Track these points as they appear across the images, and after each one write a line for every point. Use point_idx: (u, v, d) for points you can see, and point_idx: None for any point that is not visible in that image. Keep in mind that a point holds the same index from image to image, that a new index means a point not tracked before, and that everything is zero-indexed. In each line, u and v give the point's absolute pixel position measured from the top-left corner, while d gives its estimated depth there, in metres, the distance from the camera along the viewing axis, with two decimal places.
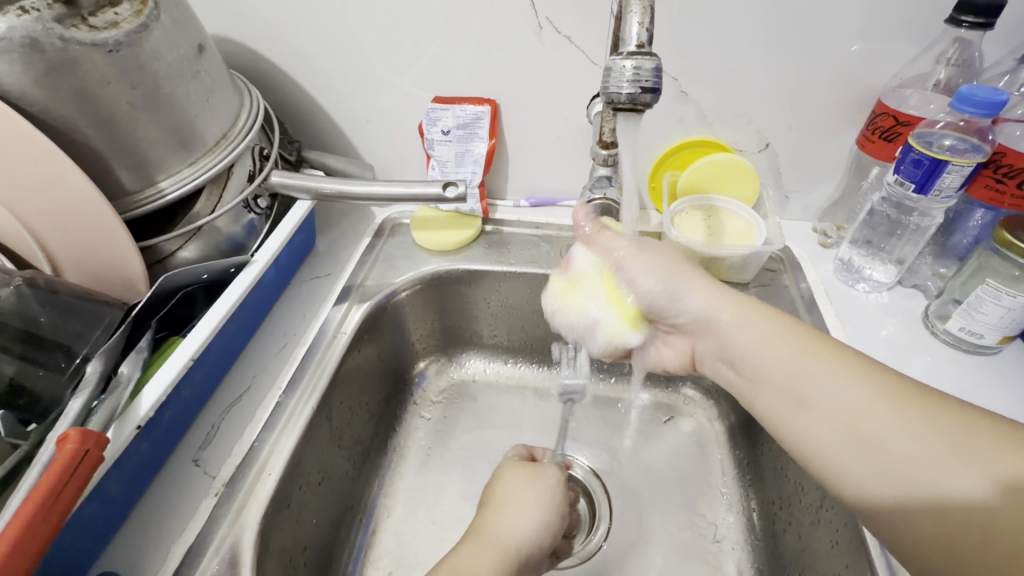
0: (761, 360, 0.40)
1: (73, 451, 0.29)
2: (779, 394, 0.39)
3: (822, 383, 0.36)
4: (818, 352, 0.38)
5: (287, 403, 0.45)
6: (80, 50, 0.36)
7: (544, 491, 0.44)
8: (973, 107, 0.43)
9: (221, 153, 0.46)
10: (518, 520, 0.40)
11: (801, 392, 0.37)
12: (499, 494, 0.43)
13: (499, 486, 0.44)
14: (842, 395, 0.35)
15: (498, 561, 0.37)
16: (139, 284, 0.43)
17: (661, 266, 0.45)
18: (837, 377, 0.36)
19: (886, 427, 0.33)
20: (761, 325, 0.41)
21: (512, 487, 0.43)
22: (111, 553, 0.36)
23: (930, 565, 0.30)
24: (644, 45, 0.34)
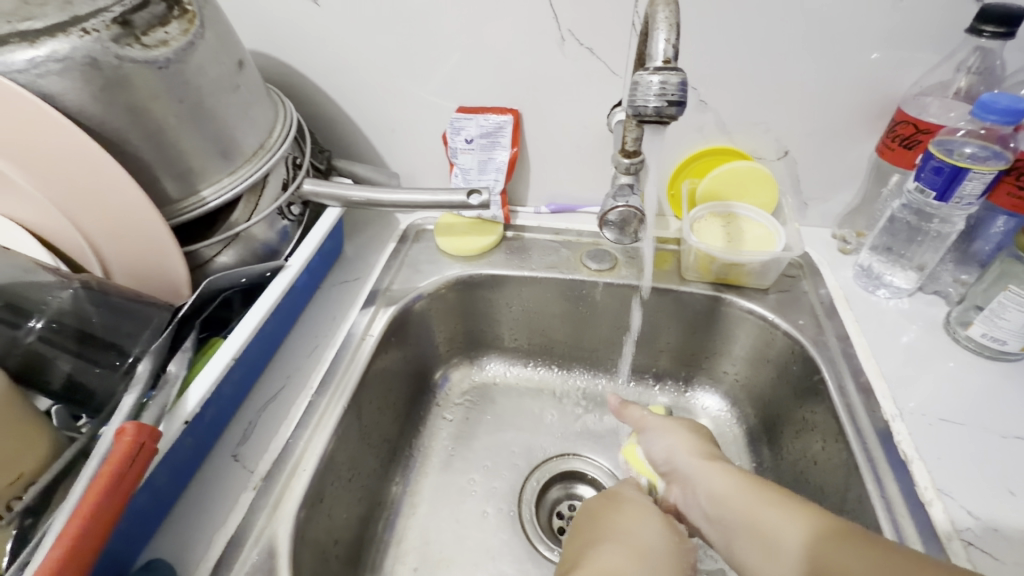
0: (719, 506, 0.39)
1: (131, 443, 0.31)
2: (734, 525, 0.37)
3: (767, 520, 0.35)
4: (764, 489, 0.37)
5: (320, 402, 0.47)
6: (134, 67, 0.38)
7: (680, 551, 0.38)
8: (995, 115, 0.43)
9: (259, 163, 0.48)
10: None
11: (751, 523, 0.36)
12: (644, 540, 0.38)
13: (634, 526, 0.39)
14: (788, 527, 0.34)
15: None
16: (182, 287, 0.45)
17: (672, 432, 0.46)
18: (780, 508, 0.35)
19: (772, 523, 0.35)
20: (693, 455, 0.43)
21: (659, 541, 0.38)
22: (158, 542, 0.38)
23: None
24: (670, 61, 0.35)
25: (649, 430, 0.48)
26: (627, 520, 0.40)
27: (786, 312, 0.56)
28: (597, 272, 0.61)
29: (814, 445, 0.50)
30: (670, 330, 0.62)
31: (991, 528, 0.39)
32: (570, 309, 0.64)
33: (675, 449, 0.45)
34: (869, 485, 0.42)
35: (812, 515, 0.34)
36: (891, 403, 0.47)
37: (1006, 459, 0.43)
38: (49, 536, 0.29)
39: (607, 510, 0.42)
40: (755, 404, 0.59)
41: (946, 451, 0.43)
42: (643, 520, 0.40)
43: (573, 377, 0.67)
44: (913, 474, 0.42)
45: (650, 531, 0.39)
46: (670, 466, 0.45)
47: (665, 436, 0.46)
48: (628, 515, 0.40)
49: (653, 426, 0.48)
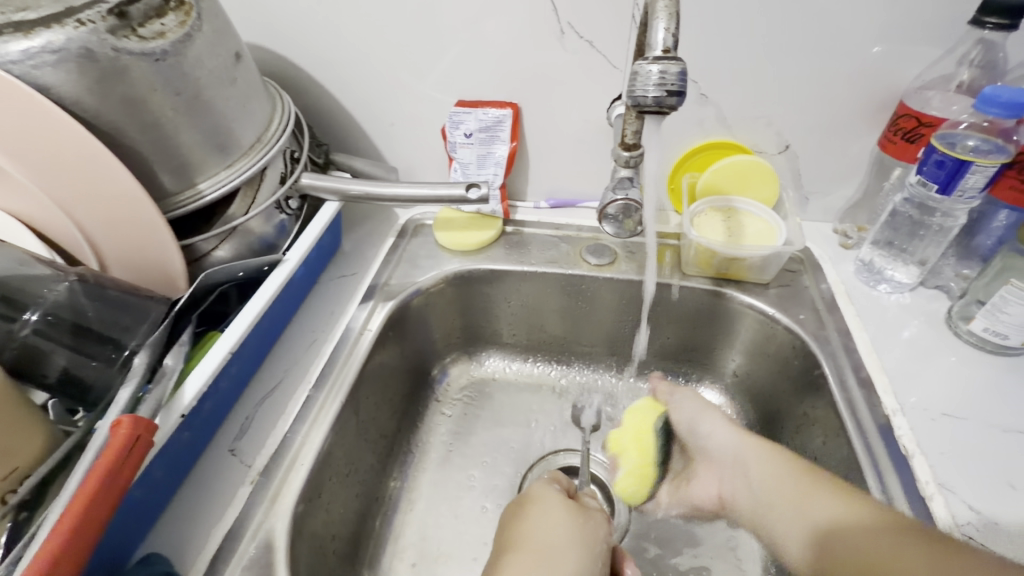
0: (766, 495, 0.44)
1: (127, 436, 0.31)
2: (777, 506, 0.43)
3: (809, 504, 0.40)
4: (805, 473, 0.42)
5: (317, 397, 0.47)
6: (130, 59, 0.38)
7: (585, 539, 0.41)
8: (997, 108, 0.43)
9: (256, 156, 0.48)
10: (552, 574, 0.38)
11: (790, 509, 0.41)
12: (546, 541, 0.40)
13: (531, 528, 0.41)
14: (826, 511, 0.39)
15: None
16: (179, 281, 0.45)
17: (708, 414, 0.51)
18: (815, 488, 0.41)
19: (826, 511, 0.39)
20: (755, 452, 0.46)
21: (566, 535, 0.41)
22: (154, 536, 0.38)
23: None
24: (669, 50, 0.35)
25: (682, 408, 0.52)
26: (532, 521, 0.42)
27: (787, 307, 0.55)
28: (597, 267, 0.61)
29: (815, 440, 0.50)
30: (670, 326, 0.62)
31: (992, 523, 0.38)
32: (569, 304, 0.63)
33: (718, 437, 0.49)
34: (870, 480, 0.42)
35: (847, 495, 0.39)
36: (891, 398, 0.46)
37: (1007, 454, 0.42)
38: (43, 529, 0.29)
39: (516, 512, 0.44)
40: (756, 399, 0.59)
41: (946, 446, 0.43)
42: (551, 519, 0.42)
43: (572, 372, 0.67)
44: (914, 469, 0.41)
45: (558, 531, 0.41)
46: (708, 445, 0.50)
47: (699, 417, 0.51)
48: (532, 515, 0.42)
49: (680, 405, 0.52)
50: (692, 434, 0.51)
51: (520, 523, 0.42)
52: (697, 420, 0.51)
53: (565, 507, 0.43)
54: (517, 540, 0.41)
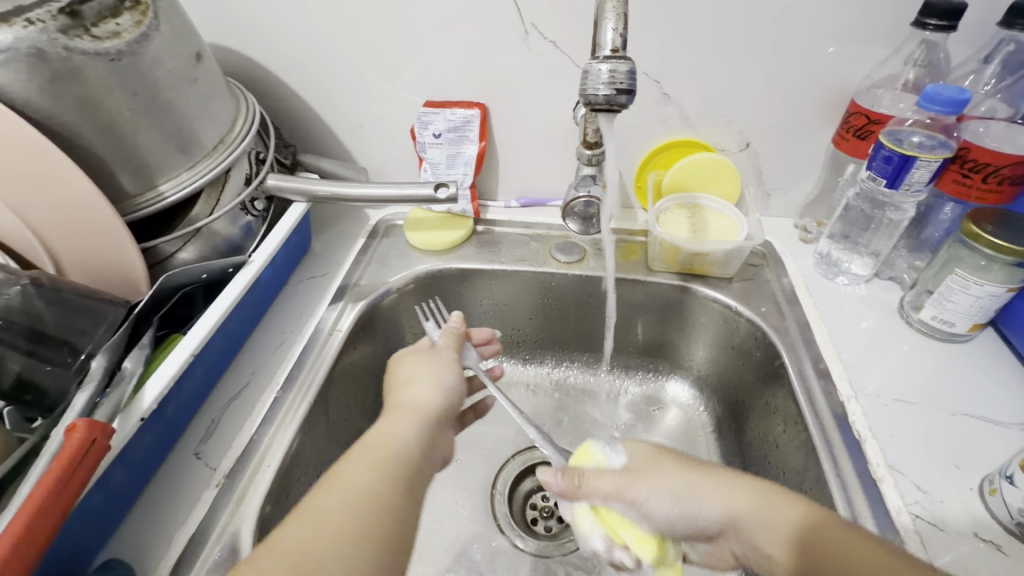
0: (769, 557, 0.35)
1: (81, 440, 0.31)
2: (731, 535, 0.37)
3: (764, 522, 0.36)
4: (754, 485, 0.37)
5: (285, 398, 0.46)
6: (83, 59, 0.37)
7: (452, 385, 0.46)
8: (938, 105, 0.45)
9: (219, 157, 0.47)
10: (421, 387, 0.44)
11: (747, 527, 0.36)
12: (414, 399, 0.43)
13: (420, 391, 0.44)
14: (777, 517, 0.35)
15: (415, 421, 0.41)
16: (140, 284, 0.44)
17: (654, 489, 0.38)
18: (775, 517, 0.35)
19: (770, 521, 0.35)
20: (720, 498, 0.37)
21: (431, 373, 0.45)
22: (116, 542, 0.37)
23: None
24: (618, 50, 0.36)
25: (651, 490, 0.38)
26: (405, 382, 0.45)
27: (749, 300, 0.57)
28: (566, 264, 0.62)
29: (775, 428, 0.51)
30: (638, 321, 0.63)
31: (938, 502, 0.40)
32: (540, 302, 0.64)
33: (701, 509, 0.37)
34: (826, 464, 0.43)
35: (787, 500, 0.36)
36: (847, 385, 0.48)
37: (954, 435, 0.44)
38: None
39: (407, 364, 0.46)
40: (722, 391, 0.60)
41: (897, 429, 0.45)
42: (397, 421, 0.41)
43: (546, 369, 0.68)
44: (866, 453, 0.43)
45: (363, 478, 0.35)
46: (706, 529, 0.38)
47: (664, 498, 0.38)
48: (327, 490, 0.34)
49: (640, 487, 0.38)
50: (624, 495, 0.39)
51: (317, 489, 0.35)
52: (652, 501, 0.38)
53: (422, 359, 0.47)
54: (399, 400, 0.43)
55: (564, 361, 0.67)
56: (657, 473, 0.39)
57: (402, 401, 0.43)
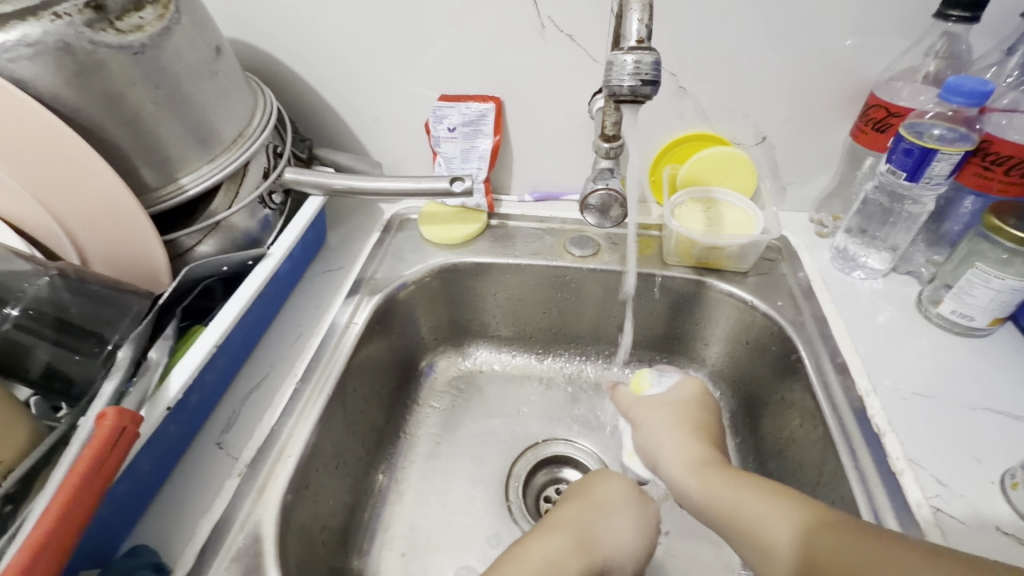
0: (714, 509, 0.42)
1: (111, 428, 0.31)
2: (721, 520, 0.41)
3: (745, 507, 0.40)
4: (750, 481, 0.41)
5: (304, 390, 0.47)
6: (108, 52, 0.38)
7: (640, 560, 0.44)
8: (961, 97, 0.45)
9: (239, 151, 0.48)
10: (618, 538, 0.43)
11: (712, 494, 0.42)
12: (603, 549, 0.42)
13: (619, 537, 0.43)
14: (763, 512, 0.39)
15: (581, 559, 0.40)
16: (162, 275, 0.45)
17: (654, 432, 0.51)
18: (756, 506, 0.39)
19: (743, 497, 0.40)
20: (704, 471, 0.45)
21: (628, 525, 0.44)
22: (141, 529, 0.38)
23: None
24: (644, 40, 0.36)
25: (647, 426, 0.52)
26: (606, 509, 0.44)
27: (765, 294, 0.57)
28: (581, 258, 0.62)
29: (791, 422, 0.51)
30: (653, 315, 0.63)
31: (958, 495, 0.40)
32: (554, 297, 0.64)
33: (666, 454, 0.49)
34: (844, 458, 0.43)
35: (789, 502, 0.38)
36: (865, 379, 0.48)
37: (974, 429, 0.44)
38: (28, 521, 0.28)
39: (598, 493, 0.46)
40: (737, 385, 0.60)
41: (915, 423, 0.45)
42: (550, 542, 0.40)
43: (560, 363, 0.68)
44: (885, 447, 0.43)
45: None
46: (669, 472, 0.48)
47: (660, 430, 0.51)
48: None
49: (644, 421, 0.53)
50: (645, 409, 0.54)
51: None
52: (654, 437, 0.51)
53: (585, 508, 0.44)
54: (596, 520, 0.43)
55: (578, 355, 0.68)
56: (676, 410, 0.52)
57: (596, 535, 0.42)
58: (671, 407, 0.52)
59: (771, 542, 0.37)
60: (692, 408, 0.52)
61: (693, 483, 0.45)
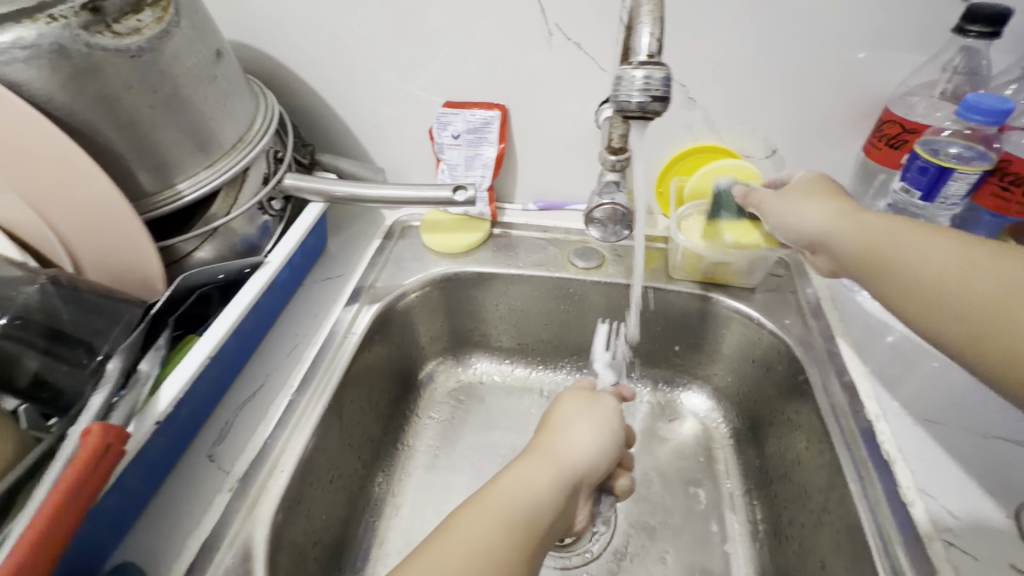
0: (846, 249, 0.44)
1: (96, 444, 0.30)
2: (867, 266, 0.42)
3: (930, 251, 0.39)
4: (903, 224, 0.41)
5: (299, 402, 0.46)
6: (103, 56, 0.37)
7: (610, 450, 0.43)
8: (980, 115, 0.43)
9: (238, 156, 0.47)
10: (576, 437, 0.42)
11: (843, 240, 0.44)
12: (573, 457, 0.40)
13: (580, 444, 0.42)
14: (952, 259, 0.38)
15: (557, 478, 0.38)
16: (157, 283, 0.44)
17: (788, 201, 0.48)
18: (935, 256, 0.39)
19: (941, 254, 0.39)
20: (852, 225, 0.43)
21: (589, 428, 0.43)
22: (127, 545, 0.37)
23: (959, 328, 0.37)
24: (654, 56, 0.34)
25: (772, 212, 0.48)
26: (556, 428, 0.43)
27: (773, 312, 0.56)
28: (585, 269, 0.61)
29: (798, 444, 0.50)
30: (656, 329, 0.62)
31: (971, 527, 0.39)
32: (556, 308, 0.63)
33: (806, 224, 0.46)
34: (852, 485, 0.42)
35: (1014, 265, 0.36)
36: (874, 403, 0.46)
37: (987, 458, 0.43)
38: (6, 541, 0.28)
39: (575, 406, 0.45)
40: (743, 403, 0.59)
41: (926, 450, 0.43)
42: (533, 468, 0.38)
43: (562, 375, 0.67)
44: (895, 475, 0.41)
45: (488, 544, 0.32)
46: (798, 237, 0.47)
47: (793, 213, 0.47)
48: (448, 541, 0.32)
49: (773, 207, 0.48)
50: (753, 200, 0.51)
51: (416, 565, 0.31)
52: (786, 216, 0.47)
53: (583, 409, 0.45)
54: (556, 442, 0.41)
55: (580, 367, 0.66)
56: (802, 191, 0.47)
57: (555, 446, 0.41)
58: (790, 195, 0.48)
59: (932, 289, 0.39)
60: (811, 190, 0.47)
61: (835, 238, 0.44)
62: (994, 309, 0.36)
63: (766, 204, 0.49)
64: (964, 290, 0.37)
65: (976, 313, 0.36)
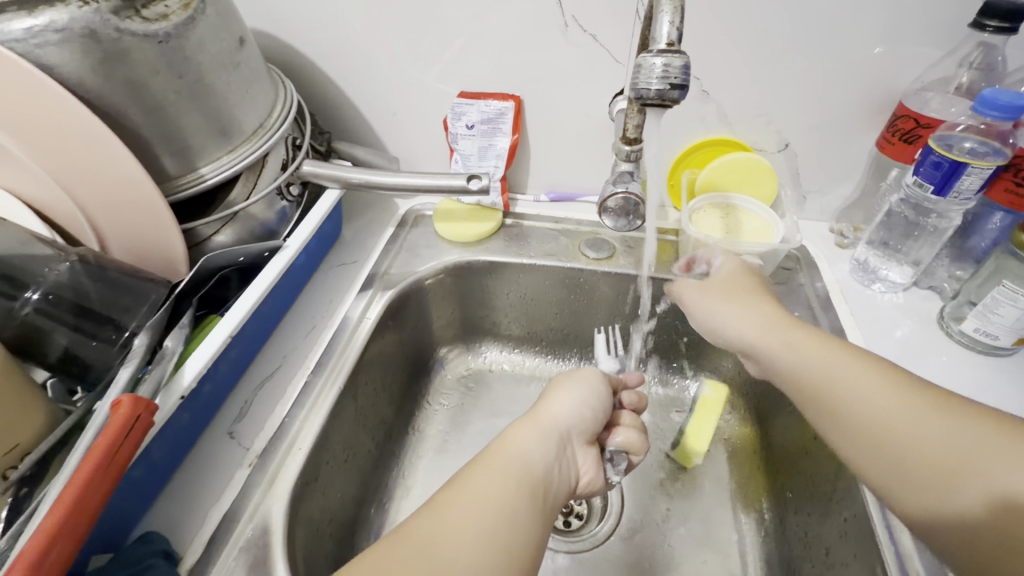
0: (791, 373, 0.43)
1: (127, 415, 0.32)
2: (817, 406, 0.41)
3: (852, 386, 0.39)
4: (846, 355, 0.41)
5: (315, 382, 0.47)
6: (133, 40, 0.38)
7: (592, 399, 0.45)
8: (995, 110, 0.43)
9: (259, 142, 0.48)
10: (555, 401, 0.43)
11: (794, 377, 0.42)
12: (556, 413, 0.42)
13: (557, 402, 0.43)
14: (875, 396, 0.38)
15: (543, 431, 0.40)
16: (180, 264, 0.45)
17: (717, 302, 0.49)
18: (857, 428, 0.38)
19: (888, 406, 0.38)
20: (790, 346, 0.43)
21: (567, 391, 0.45)
22: (152, 516, 0.38)
23: (906, 486, 0.36)
24: (674, 44, 0.35)
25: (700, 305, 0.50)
26: (546, 397, 0.44)
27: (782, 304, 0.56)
28: (595, 260, 0.62)
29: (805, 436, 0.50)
30: (665, 321, 0.62)
31: None
32: (566, 298, 0.64)
33: (730, 323, 0.47)
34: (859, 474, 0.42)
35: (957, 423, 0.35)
36: None
37: None
38: (43, 505, 0.29)
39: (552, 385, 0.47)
40: (751, 395, 0.59)
41: None
42: (523, 426, 0.40)
43: (570, 364, 0.68)
44: None
45: (490, 488, 0.34)
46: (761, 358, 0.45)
47: (723, 310, 0.48)
48: (454, 490, 0.34)
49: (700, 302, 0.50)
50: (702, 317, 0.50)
51: (430, 511, 0.33)
52: (719, 317, 0.48)
53: (558, 382, 0.47)
54: (535, 412, 0.43)
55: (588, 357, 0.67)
56: (719, 286, 0.50)
57: (540, 410, 0.43)
58: (725, 289, 0.49)
59: (877, 422, 0.38)
60: (740, 279, 0.50)
61: (769, 349, 0.44)
62: (946, 459, 0.34)
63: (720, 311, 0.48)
64: (882, 464, 0.37)
65: (918, 463, 0.35)
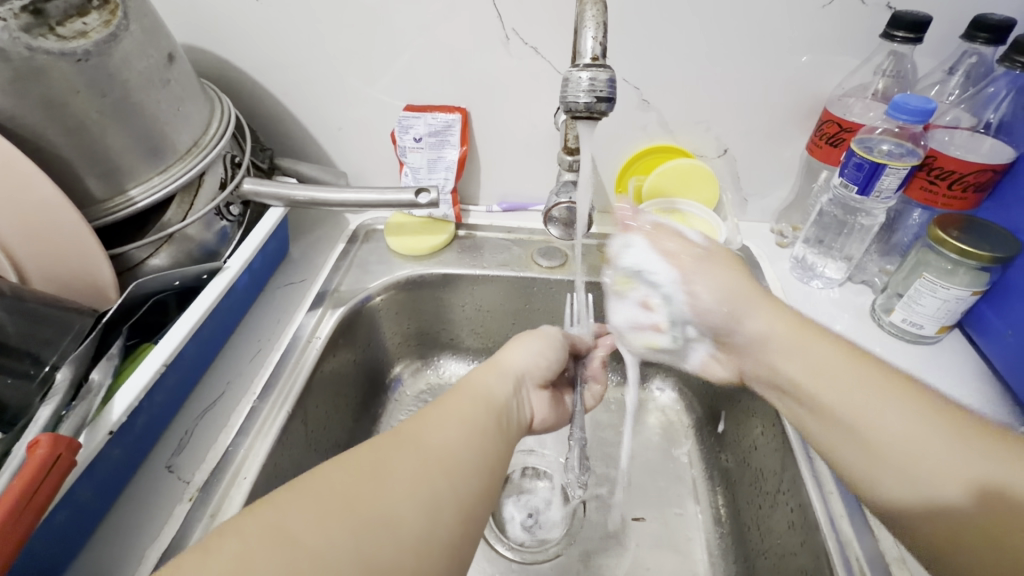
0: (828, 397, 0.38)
1: (46, 455, 0.30)
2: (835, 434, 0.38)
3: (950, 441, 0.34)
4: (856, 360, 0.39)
5: (262, 408, 0.45)
6: (47, 59, 0.36)
7: (547, 351, 0.46)
8: (906, 114, 0.46)
9: (193, 161, 0.46)
10: (509, 351, 0.44)
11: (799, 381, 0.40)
12: (510, 362, 0.43)
13: (510, 353, 0.44)
14: (899, 435, 0.35)
15: (498, 375, 0.41)
16: (110, 291, 0.43)
17: (714, 276, 0.45)
18: (922, 425, 0.34)
19: (911, 428, 0.35)
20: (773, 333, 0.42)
21: (522, 345, 0.45)
22: (80, 561, 0.36)
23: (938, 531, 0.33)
24: (598, 58, 0.36)
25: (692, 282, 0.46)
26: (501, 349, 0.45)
27: None
28: (548, 269, 0.62)
29: (754, 431, 0.52)
30: None
31: None
32: (522, 307, 0.64)
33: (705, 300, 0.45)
34: (804, 466, 0.44)
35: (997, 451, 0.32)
36: None
37: None
38: None
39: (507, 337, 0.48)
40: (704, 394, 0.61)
41: None
42: (488, 375, 0.40)
43: None
44: None
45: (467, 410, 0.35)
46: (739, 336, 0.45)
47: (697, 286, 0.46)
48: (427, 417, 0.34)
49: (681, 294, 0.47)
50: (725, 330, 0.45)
51: (413, 417, 0.34)
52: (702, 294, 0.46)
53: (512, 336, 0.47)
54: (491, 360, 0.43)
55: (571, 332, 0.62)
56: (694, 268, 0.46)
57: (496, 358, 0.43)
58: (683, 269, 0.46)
59: (902, 449, 0.34)
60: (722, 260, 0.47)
61: (797, 369, 0.41)
62: (927, 462, 0.33)
63: (776, 362, 0.42)
64: (910, 459, 0.34)
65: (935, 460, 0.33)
